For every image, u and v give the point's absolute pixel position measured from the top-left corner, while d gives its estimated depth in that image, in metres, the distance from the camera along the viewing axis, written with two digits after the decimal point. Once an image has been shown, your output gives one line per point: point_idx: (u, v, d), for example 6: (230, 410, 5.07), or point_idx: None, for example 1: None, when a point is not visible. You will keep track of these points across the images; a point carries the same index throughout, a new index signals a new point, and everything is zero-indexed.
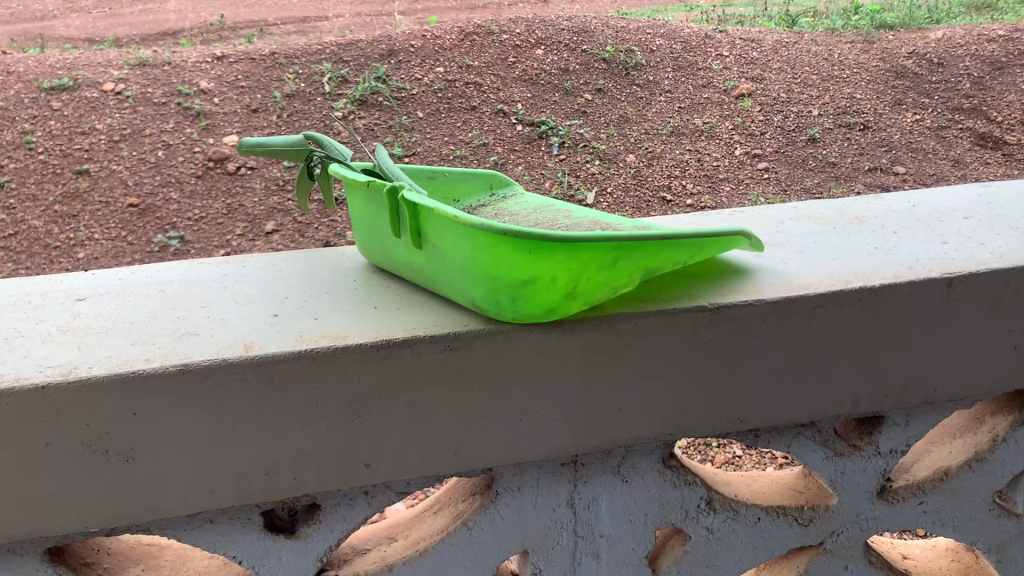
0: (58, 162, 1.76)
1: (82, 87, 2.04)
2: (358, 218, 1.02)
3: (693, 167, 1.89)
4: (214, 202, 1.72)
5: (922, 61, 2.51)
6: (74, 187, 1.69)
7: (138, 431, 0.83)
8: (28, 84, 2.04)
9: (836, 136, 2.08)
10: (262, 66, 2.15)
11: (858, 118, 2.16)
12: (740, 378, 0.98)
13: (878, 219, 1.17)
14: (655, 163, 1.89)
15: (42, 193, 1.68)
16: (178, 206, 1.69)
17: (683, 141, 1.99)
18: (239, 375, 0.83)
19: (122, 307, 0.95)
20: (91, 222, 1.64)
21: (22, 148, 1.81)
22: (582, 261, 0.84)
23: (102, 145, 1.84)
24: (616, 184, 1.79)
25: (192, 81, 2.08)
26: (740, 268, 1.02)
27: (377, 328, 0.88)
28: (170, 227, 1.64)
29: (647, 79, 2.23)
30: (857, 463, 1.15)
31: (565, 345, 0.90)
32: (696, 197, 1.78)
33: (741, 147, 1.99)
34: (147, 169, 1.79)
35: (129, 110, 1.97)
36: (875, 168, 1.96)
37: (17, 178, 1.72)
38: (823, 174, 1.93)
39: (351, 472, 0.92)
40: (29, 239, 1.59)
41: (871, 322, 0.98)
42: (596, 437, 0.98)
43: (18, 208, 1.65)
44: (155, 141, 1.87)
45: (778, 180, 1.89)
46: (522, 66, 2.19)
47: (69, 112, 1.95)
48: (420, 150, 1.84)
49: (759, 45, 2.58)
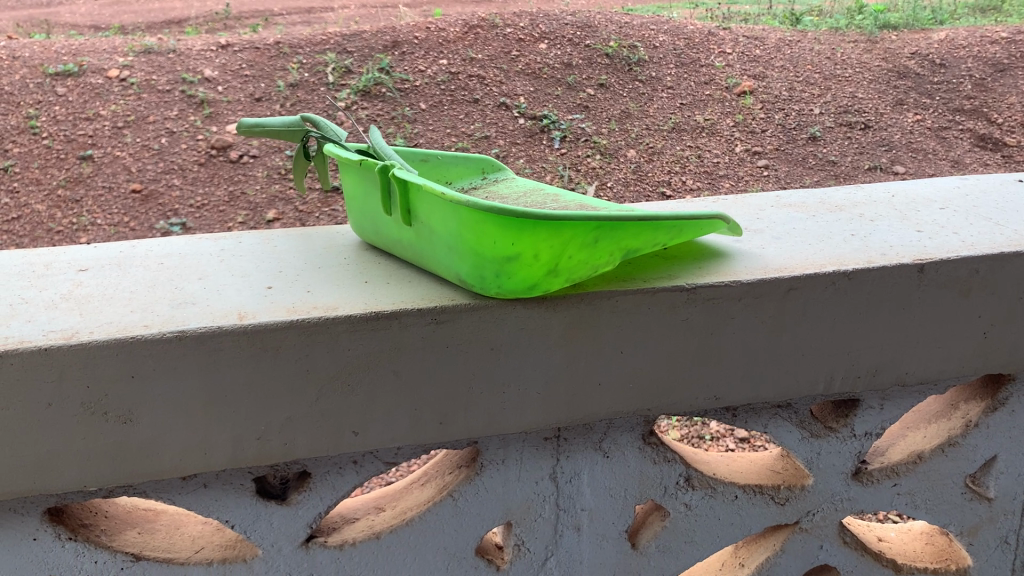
0: (62, 147, 1.83)
1: (88, 73, 2.08)
2: (351, 196, 1.06)
3: (693, 163, 1.93)
4: (217, 188, 1.76)
5: (924, 61, 2.53)
6: (77, 173, 1.77)
7: (136, 394, 0.87)
8: (34, 70, 2.08)
9: (836, 134, 2.12)
10: (267, 57, 2.18)
11: (860, 118, 2.20)
12: (717, 356, 1.01)
13: (857, 208, 1.21)
14: (655, 159, 1.92)
15: (46, 177, 1.76)
16: (180, 192, 1.74)
17: (683, 137, 2.03)
18: (234, 342, 0.87)
19: (123, 277, 0.99)
20: (93, 206, 1.70)
21: (26, 133, 1.88)
22: (564, 239, 0.88)
23: (105, 132, 1.89)
24: (616, 178, 1.84)
25: (197, 70, 2.12)
26: (719, 251, 1.06)
27: (367, 301, 0.92)
28: (172, 213, 1.69)
29: (650, 75, 2.25)
30: (832, 445, 1.19)
31: (548, 320, 0.94)
32: (695, 191, 1.83)
33: (741, 144, 2.03)
34: (150, 156, 1.83)
35: (133, 96, 2.01)
36: (876, 167, 2.01)
37: (20, 164, 1.79)
38: (823, 172, 1.97)
39: (339, 440, 0.96)
40: (31, 224, 1.66)
41: (844, 306, 1.01)
42: (576, 412, 1.02)
43: (22, 193, 1.73)
44: (159, 128, 1.91)
45: (778, 177, 1.93)
46: (525, 60, 2.21)
47: (74, 98, 1.99)
48: (422, 141, 1.88)
49: (762, 43, 2.60)
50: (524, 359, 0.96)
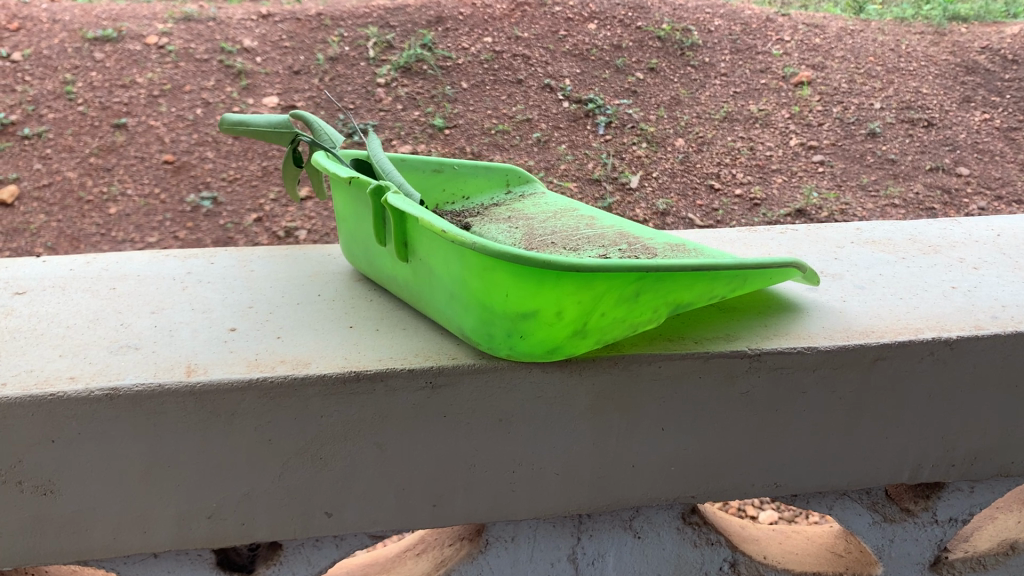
0: (96, 114, 1.39)
1: (126, 40, 1.56)
2: (342, 219, 0.88)
3: (745, 155, 1.53)
4: (250, 162, 1.36)
5: (996, 57, 1.93)
6: (110, 141, 1.35)
7: (58, 460, 0.70)
8: (72, 33, 1.55)
9: (897, 131, 1.63)
10: (308, 28, 1.65)
11: (922, 114, 1.68)
12: (779, 435, 0.83)
13: (954, 251, 1.02)
14: (705, 149, 1.52)
15: (77, 144, 1.33)
16: (213, 164, 1.34)
17: (735, 127, 1.58)
18: (178, 404, 0.69)
19: (64, 308, 0.82)
20: (125, 174, 1.29)
21: (61, 99, 1.40)
22: (596, 293, 0.68)
23: (138, 100, 1.43)
24: (663, 168, 1.47)
25: (237, 38, 1.59)
26: (787, 304, 0.86)
27: (347, 355, 0.74)
28: (203, 184, 1.30)
29: (703, 60, 1.74)
30: (910, 531, 0.99)
31: (571, 389, 0.75)
32: (745, 186, 1.47)
33: (796, 137, 1.59)
34: (185, 126, 1.40)
35: (171, 65, 1.51)
36: (938, 168, 1.57)
37: (55, 130, 1.35)
38: (881, 171, 1.55)
39: (308, 521, 0.78)
40: (62, 192, 1.25)
41: (941, 381, 0.82)
42: (603, 495, 0.84)
43: (52, 158, 1.30)
44: (195, 98, 1.45)
45: (833, 175, 1.52)
46: (574, 40, 1.72)
47: (111, 65, 1.50)
48: (462, 123, 1.48)
49: (823, 31, 1.97)
50: (541, 433, 0.78)
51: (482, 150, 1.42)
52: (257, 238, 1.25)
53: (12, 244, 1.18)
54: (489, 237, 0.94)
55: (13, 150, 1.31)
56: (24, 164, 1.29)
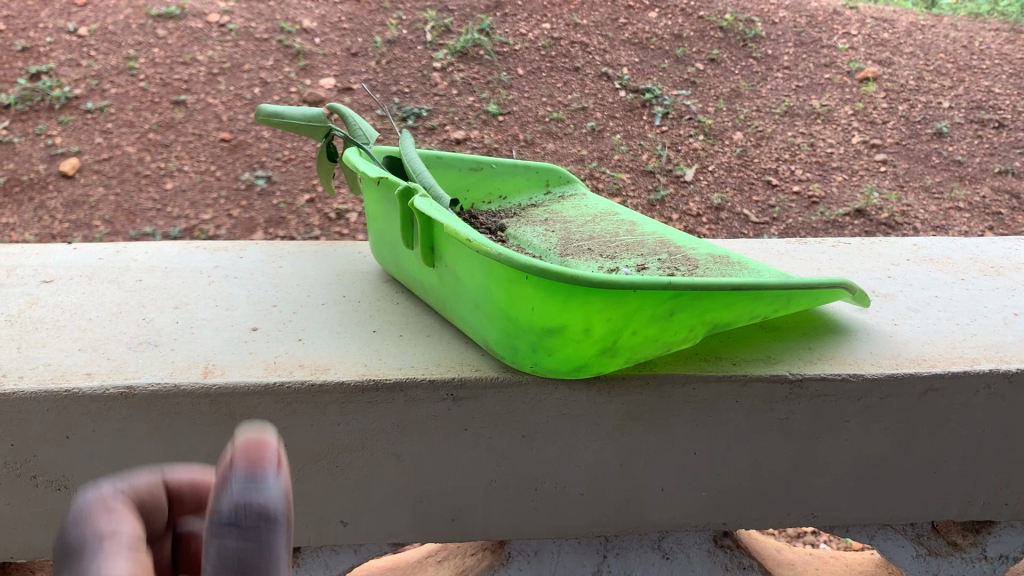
0: (157, 90, 1.37)
1: (190, 16, 1.54)
2: (372, 218, 0.86)
3: (805, 151, 1.46)
4: (305, 144, 1.34)
5: None
6: (170, 117, 1.33)
7: (72, 457, 0.69)
8: (138, 9, 1.54)
9: (965, 132, 1.55)
10: (367, 10, 1.60)
11: (993, 115, 1.59)
12: (818, 466, 0.79)
13: (1017, 273, 0.97)
14: (764, 144, 1.46)
15: (139, 119, 1.33)
16: (269, 144, 1.31)
17: (796, 122, 1.52)
18: (194, 406, 0.67)
19: (89, 300, 0.81)
20: (182, 151, 1.28)
21: (123, 74, 1.40)
22: (627, 311, 0.64)
23: (199, 77, 1.40)
24: (718, 162, 1.41)
25: (296, 19, 1.55)
26: (834, 327, 0.82)
27: (368, 362, 0.71)
28: (258, 163, 1.27)
29: (765, 52, 1.67)
30: (955, 566, 0.94)
31: (600, 407, 0.72)
32: (804, 183, 1.39)
33: (859, 134, 1.51)
34: (245, 105, 1.36)
35: (231, 43, 1.48)
36: (1007, 171, 1.48)
37: (116, 105, 1.34)
38: (945, 172, 1.47)
39: (323, 529, 0.77)
40: (121, 165, 1.25)
41: (997, 415, 0.77)
42: (630, 517, 0.81)
43: (113, 132, 1.30)
44: (254, 77, 1.41)
45: (896, 174, 1.44)
46: (634, 28, 1.66)
47: (174, 41, 1.48)
48: (517, 110, 1.43)
49: (892, 25, 1.88)
50: (567, 450, 0.75)
51: (536, 138, 1.38)
52: (310, 219, 1.21)
53: (72, 215, 1.17)
54: (523, 240, 0.91)
55: (75, 123, 1.31)
56: (86, 138, 1.28)
